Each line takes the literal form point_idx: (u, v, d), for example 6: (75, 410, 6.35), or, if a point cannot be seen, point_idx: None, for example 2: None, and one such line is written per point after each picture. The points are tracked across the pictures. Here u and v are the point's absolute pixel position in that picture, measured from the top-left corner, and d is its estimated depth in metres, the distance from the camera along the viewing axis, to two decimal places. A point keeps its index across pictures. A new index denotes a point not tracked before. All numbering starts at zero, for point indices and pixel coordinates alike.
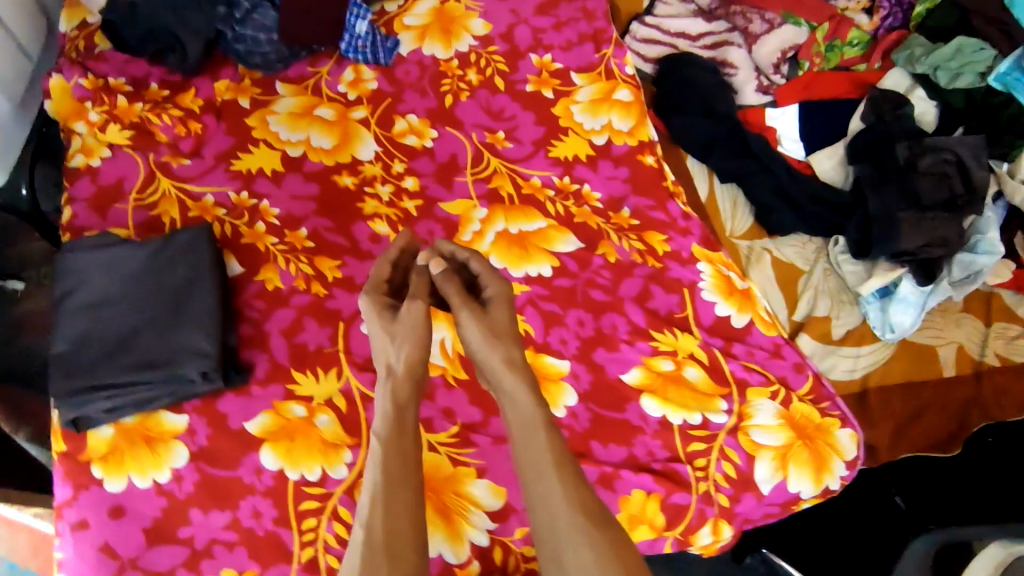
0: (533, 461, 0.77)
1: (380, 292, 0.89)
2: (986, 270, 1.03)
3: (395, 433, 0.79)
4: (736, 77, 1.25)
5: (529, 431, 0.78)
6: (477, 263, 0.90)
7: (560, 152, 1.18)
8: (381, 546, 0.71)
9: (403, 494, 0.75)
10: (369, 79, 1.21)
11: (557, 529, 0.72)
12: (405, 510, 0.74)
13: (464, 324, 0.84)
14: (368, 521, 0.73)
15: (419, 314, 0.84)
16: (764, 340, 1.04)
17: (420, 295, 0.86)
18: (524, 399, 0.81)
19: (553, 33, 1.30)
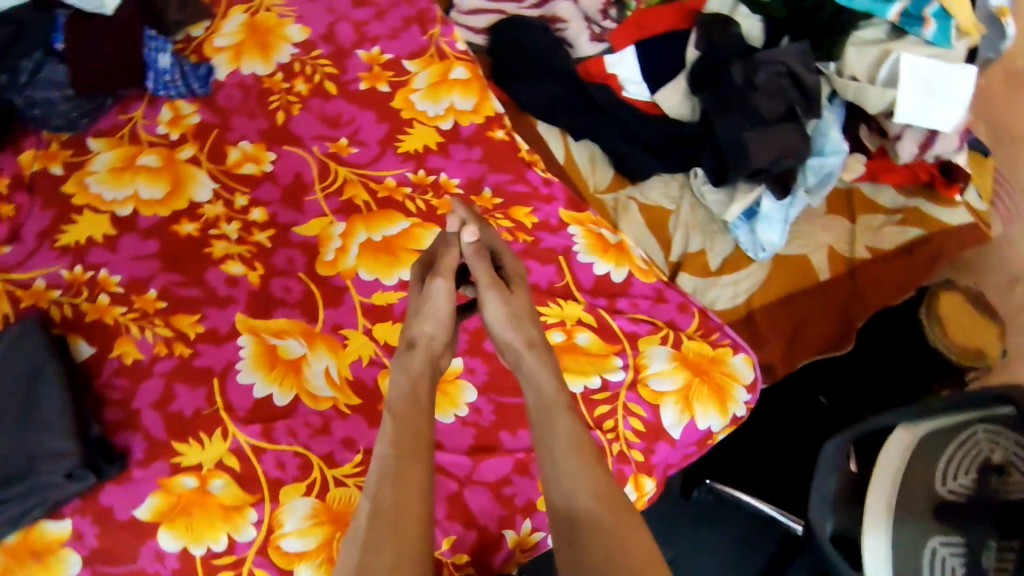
0: (549, 434, 0.80)
1: (416, 264, 0.90)
2: (837, 170, 1.07)
3: (412, 407, 0.81)
4: (568, 30, 1.23)
5: (552, 410, 0.81)
6: (506, 252, 0.92)
7: (408, 146, 1.13)
8: (390, 516, 0.73)
9: (415, 464, 0.76)
10: (189, 114, 1.12)
11: (575, 507, 0.75)
12: (417, 480, 0.75)
13: (488, 302, 0.86)
14: (376, 490, 0.75)
15: (443, 292, 0.85)
16: (645, 289, 1.04)
17: (446, 271, 0.87)
18: (542, 380, 0.84)
19: (376, 23, 1.24)
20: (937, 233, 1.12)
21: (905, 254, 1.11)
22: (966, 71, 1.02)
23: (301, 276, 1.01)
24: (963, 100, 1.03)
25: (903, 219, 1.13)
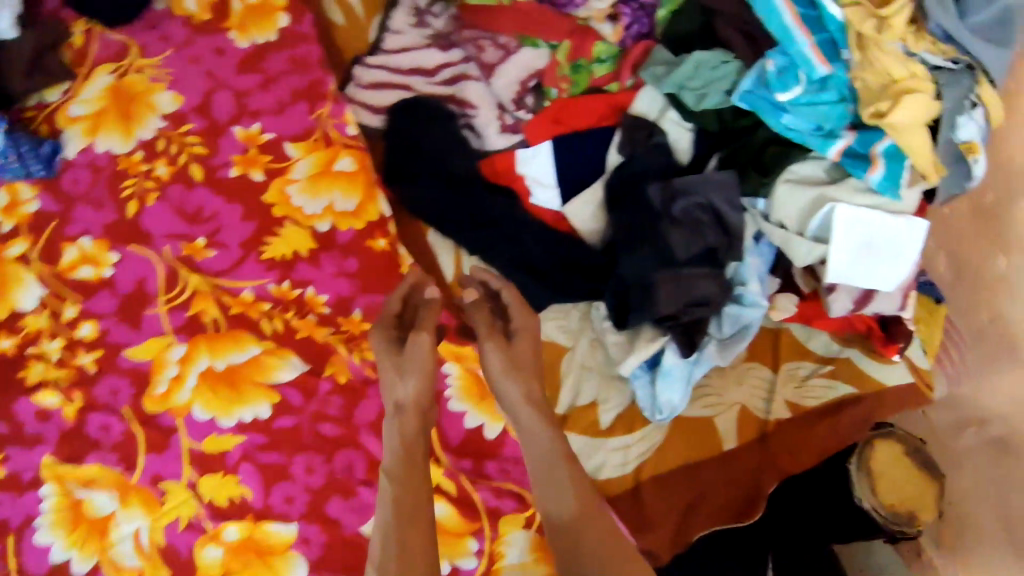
0: (549, 473, 0.79)
1: (387, 324, 0.88)
2: (756, 323, 0.93)
3: (407, 470, 0.78)
4: (478, 117, 1.08)
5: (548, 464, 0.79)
6: (506, 292, 0.89)
7: (275, 250, 0.99)
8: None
9: (415, 535, 0.74)
10: (27, 200, 1.01)
11: (576, 552, 0.75)
12: (418, 551, 0.73)
13: (486, 353, 0.83)
14: (382, 555, 0.74)
15: (426, 348, 0.84)
16: (520, 451, 0.90)
17: (426, 327, 0.86)
18: (540, 432, 0.80)
19: (261, 94, 1.09)
20: (869, 394, 0.98)
21: (830, 417, 0.98)
22: (914, 227, 0.86)
23: (125, 412, 0.91)
24: (910, 258, 0.87)
25: (833, 372, 0.99)
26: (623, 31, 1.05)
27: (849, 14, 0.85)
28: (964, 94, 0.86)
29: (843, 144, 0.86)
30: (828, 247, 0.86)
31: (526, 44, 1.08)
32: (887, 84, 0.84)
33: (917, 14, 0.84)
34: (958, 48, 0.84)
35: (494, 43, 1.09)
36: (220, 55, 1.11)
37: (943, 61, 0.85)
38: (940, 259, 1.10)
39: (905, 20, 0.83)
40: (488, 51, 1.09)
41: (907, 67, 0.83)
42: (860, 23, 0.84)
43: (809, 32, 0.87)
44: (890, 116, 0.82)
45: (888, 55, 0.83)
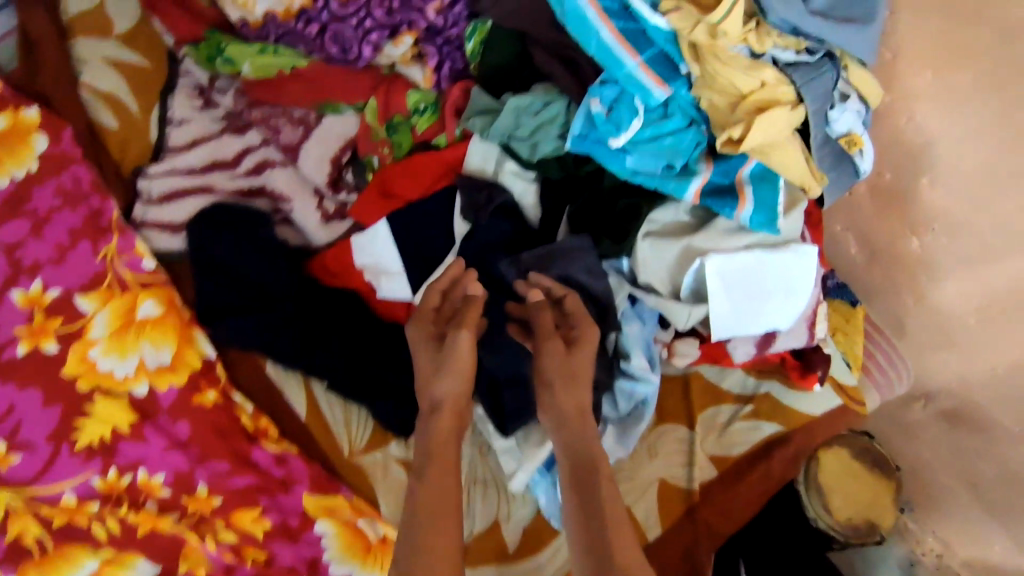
0: (583, 462, 0.62)
1: (423, 319, 0.72)
2: (652, 395, 0.80)
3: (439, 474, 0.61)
4: (295, 210, 0.91)
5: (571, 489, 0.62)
6: (570, 300, 0.72)
7: (88, 436, 0.80)
8: None
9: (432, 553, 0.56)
10: None
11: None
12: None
13: (540, 357, 0.68)
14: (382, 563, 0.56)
15: (466, 348, 0.68)
16: None
17: (468, 324, 0.70)
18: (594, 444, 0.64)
19: (33, 239, 0.87)
20: (798, 429, 0.88)
21: (761, 462, 0.87)
22: (803, 257, 0.74)
23: None
24: (807, 292, 0.76)
25: (754, 411, 0.88)
26: (433, 74, 0.87)
27: (674, 22, 0.68)
28: (829, 89, 0.71)
29: (701, 182, 0.72)
30: (708, 305, 0.74)
31: (326, 112, 0.90)
32: (736, 99, 0.69)
33: (755, 7, 0.67)
34: (808, 39, 0.69)
35: (290, 120, 0.91)
36: None
37: (797, 55, 0.70)
38: (849, 242, 0.99)
39: (740, 21, 0.66)
40: (285, 130, 0.91)
41: (753, 76, 0.68)
42: (689, 31, 0.67)
43: (635, 51, 0.71)
44: (747, 143, 0.68)
45: (731, 66, 0.67)
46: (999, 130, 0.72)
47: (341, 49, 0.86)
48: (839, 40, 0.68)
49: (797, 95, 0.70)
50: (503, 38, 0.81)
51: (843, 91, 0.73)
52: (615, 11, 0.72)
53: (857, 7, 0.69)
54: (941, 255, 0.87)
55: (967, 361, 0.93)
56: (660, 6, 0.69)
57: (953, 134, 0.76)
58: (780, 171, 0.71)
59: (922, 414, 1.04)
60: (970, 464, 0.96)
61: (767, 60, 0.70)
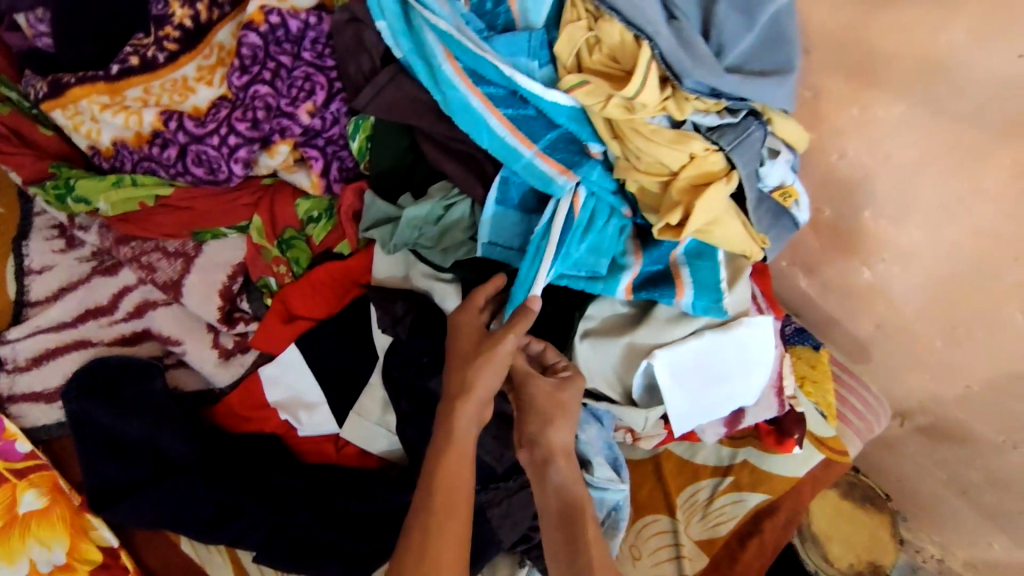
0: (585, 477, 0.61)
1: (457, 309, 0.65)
2: (625, 500, 0.72)
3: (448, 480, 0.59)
4: (188, 353, 0.79)
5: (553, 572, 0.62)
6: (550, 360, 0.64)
7: None
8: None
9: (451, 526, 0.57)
10: None
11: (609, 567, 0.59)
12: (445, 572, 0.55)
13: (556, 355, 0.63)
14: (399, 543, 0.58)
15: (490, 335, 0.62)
16: None
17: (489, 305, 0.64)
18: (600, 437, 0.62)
19: None
20: (785, 494, 0.81)
21: (752, 538, 0.79)
22: (759, 327, 0.68)
23: None
24: (768, 362, 0.70)
25: (735, 483, 0.81)
26: (320, 180, 0.77)
27: (580, 98, 0.63)
28: (758, 148, 0.67)
29: (631, 277, 0.67)
30: (664, 405, 0.68)
31: (206, 238, 0.80)
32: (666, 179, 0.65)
33: (668, 73, 0.62)
34: (728, 99, 0.64)
35: (164, 253, 0.80)
36: None
37: (720, 117, 0.65)
38: (798, 277, 0.92)
39: (657, 93, 0.62)
40: (160, 265, 0.80)
41: (677, 151, 0.63)
42: (601, 107, 0.62)
43: (531, 141, 0.66)
44: (688, 227, 0.63)
45: (654, 141, 0.63)
46: (934, 156, 0.68)
47: (208, 170, 0.75)
48: (760, 95, 0.64)
49: (728, 161, 0.65)
50: (391, 133, 0.73)
51: (771, 145, 0.70)
52: (503, 97, 0.67)
53: (774, 56, 0.65)
54: (894, 283, 0.81)
55: (941, 381, 0.88)
56: (560, 83, 0.64)
57: (887, 166, 0.71)
58: (719, 247, 0.67)
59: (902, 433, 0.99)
60: (957, 474, 0.97)
61: (689, 127, 0.65)
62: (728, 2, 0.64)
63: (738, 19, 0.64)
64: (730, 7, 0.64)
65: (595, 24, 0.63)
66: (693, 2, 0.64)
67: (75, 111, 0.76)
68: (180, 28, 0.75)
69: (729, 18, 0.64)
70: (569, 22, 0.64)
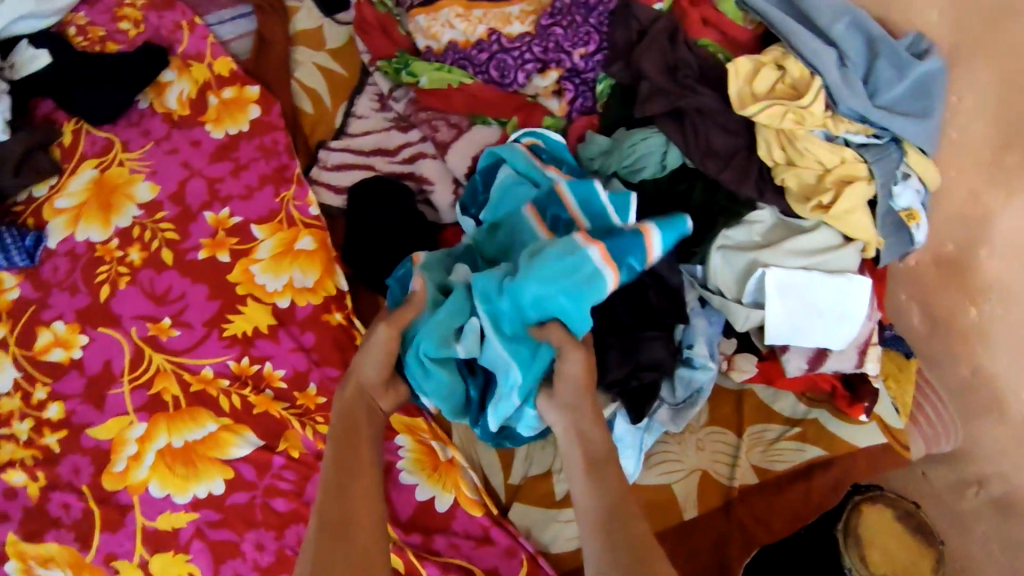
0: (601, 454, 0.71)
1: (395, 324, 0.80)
2: (708, 386, 0.91)
3: (338, 481, 0.71)
4: (435, 192, 1.11)
5: (597, 455, 0.72)
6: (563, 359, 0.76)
7: (235, 328, 1.03)
8: (337, 528, 0.68)
9: (356, 504, 0.70)
10: (9, 288, 1.05)
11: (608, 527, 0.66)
12: (356, 525, 0.69)
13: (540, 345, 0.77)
14: (320, 508, 0.70)
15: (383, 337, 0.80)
16: (471, 525, 0.88)
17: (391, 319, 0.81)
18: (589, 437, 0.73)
19: (231, 181, 1.15)
20: (841, 456, 0.95)
21: (801, 481, 0.93)
22: (857, 285, 0.87)
23: (84, 489, 0.91)
24: (858, 318, 0.87)
25: (801, 434, 0.96)
26: (568, 105, 1.07)
27: (763, 117, 0.87)
28: (894, 167, 0.88)
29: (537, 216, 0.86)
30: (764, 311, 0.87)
31: (476, 122, 1.11)
32: (821, 174, 0.88)
33: (829, 100, 0.88)
34: (874, 125, 0.88)
35: (447, 123, 1.12)
36: (196, 147, 1.19)
37: (867, 138, 0.88)
38: (912, 312, 1.04)
39: (820, 109, 0.86)
40: (442, 130, 1.12)
41: (833, 153, 0.87)
42: (780, 121, 0.86)
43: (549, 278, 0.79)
44: (834, 207, 0.86)
45: (816, 144, 0.87)
46: None
47: (501, 74, 1.09)
48: (899, 127, 0.86)
49: (869, 171, 0.88)
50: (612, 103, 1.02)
51: (906, 171, 0.89)
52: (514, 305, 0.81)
53: (918, 105, 0.87)
54: (993, 325, 0.91)
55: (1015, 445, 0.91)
56: (745, 111, 0.87)
57: (1009, 210, 0.86)
58: (846, 228, 0.87)
59: (975, 503, 0.97)
60: None
61: (841, 142, 0.89)
62: (887, 61, 0.88)
63: (893, 73, 0.88)
64: (889, 64, 0.88)
65: (781, 64, 0.90)
66: (863, 58, 0.90)
67: (430, 20, 1.16)
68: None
69: (886, 71, 0.88)
70: (761, 65, 0.90)
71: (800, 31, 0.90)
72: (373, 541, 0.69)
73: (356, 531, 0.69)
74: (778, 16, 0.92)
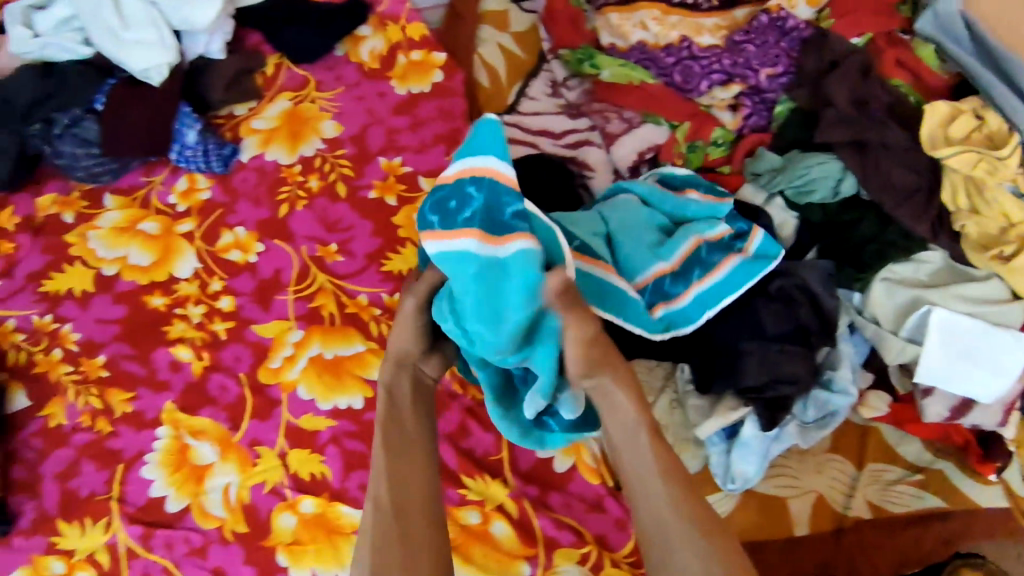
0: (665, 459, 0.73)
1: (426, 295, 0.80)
2: (842, 412, 0.91)
3: (393, 458, 0.76)
4: (595, 179, 1.15)
5: (634, 430, 0.74)
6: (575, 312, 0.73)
7: (394, 265, 1.10)
8: (397, 507, 0.74)
9: (409, 478, 0.76)
10: (202, 188, 1.15)
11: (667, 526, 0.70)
12: (413, 500, 0.75)
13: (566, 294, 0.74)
14: (376, 489, 0.75)
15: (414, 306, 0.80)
16: (586, 491, 0.92)
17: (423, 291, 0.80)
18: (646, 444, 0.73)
19: (408, 134, 1.24)
20: (958, 511, 0.94)
21: (914, 526, 0.92)
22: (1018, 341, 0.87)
23: (241, 377, 1.00)
24: (1015, 372, 0.86)
25: (922, 482, 0.95)
26: (741, 120, 1.11)
27: (954, 161, 0.92)
28: None
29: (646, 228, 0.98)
30: (921, 347, 0.88)
31: (648, 120, 1.15)
32: (1005, 227, 0.91)
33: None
34: None
35: (620, 116, 1.17)
36: (381, 98, 1.29)
37: None
38: None
39: (1013, 164, 0.91)
40: (613, 123, 1.17)
41: (1020, 206, 0.90)
42: (970, 168, 0.91)
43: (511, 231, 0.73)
44: (1014, 259, 0.88)
45: (1004, 195, 0.90)
46: None
47: (684, 81, 1.14)
48: None
49: None
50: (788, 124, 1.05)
51: None
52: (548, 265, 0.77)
53: None
54: None
55: None
56: (935, 154, 0.93)
57: None
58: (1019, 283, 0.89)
59: None
60: None
61: None
62: None
63: None
64: None
65: (979, 117, 0.95)
66: None
67: (622, 19, 1.24)
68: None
69: None
70: (960, 115, 0.95)
71: (1004, 92, 0.96)
72: (431, 525, 0.75)
73: (413, 511, 0.75)
74: (983, 75, 0.98)
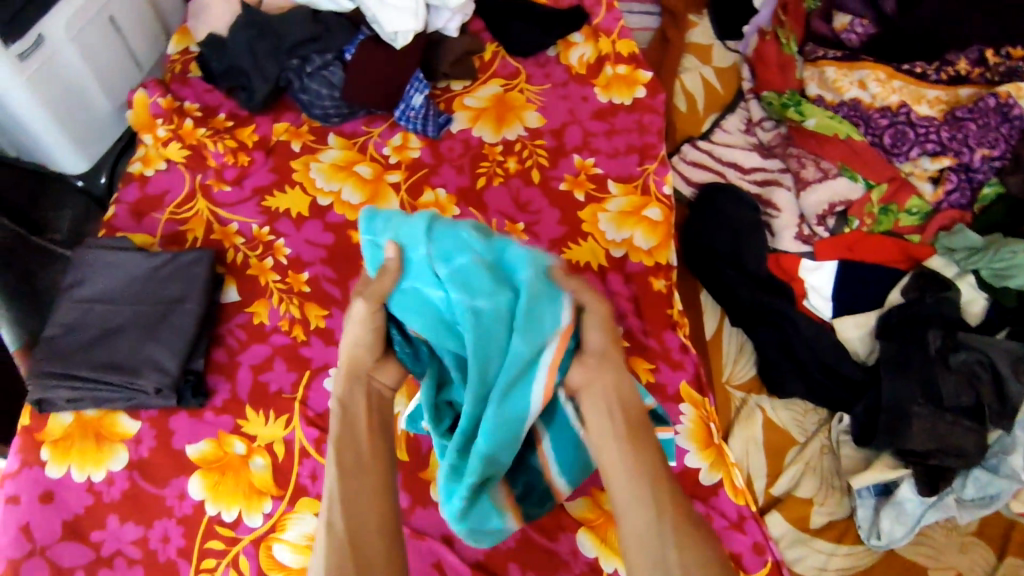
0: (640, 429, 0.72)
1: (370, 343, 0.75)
2: (1004, 498, 0.93)
3: (351, 479, 0.73)
4: (778, 219, 1.19)
5: (634, 421, 0.73)
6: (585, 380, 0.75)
7: (573, 255, 1.15)
8: (349, 537, 0.70)
9: (366, 500, 0.73)
10: (413, 148, 1.26)
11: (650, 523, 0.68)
12: (369, 524, 0.72)
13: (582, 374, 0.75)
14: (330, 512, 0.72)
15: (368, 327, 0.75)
16: (728, 507, 0.91)
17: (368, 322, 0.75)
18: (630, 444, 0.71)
19: (603, 139, 1.30)
20: None
21: None
22: None
23: None
24: None
25: None
26: (942, 194, 1.17)
27: None
28: None
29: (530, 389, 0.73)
30: None
31: (845, 174, 1.21)
32: None
33: None
34: None
35: (817, 165, 1.23)
36: (583, 102, 1.35)
37: None
38: None
39: None
40: (809, 170, 1.23)
41: None
42: None
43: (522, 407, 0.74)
44: None
45: None
46: None
47: (894, 143, 1.21)
48: None
49: None
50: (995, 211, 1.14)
51: None
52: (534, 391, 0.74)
53: None
54: None
55: None
56: None
57: None
58: None
59: None
60: None
61: None
62: None
63: None
64: None
65: None
66: None
67: (841, 74, 1.30)
68: (952, 73, 1.27)
69: None
70: None
71: None
72: (388, 545, 0.72)
73: (368, 541, 0.71)
74: None
